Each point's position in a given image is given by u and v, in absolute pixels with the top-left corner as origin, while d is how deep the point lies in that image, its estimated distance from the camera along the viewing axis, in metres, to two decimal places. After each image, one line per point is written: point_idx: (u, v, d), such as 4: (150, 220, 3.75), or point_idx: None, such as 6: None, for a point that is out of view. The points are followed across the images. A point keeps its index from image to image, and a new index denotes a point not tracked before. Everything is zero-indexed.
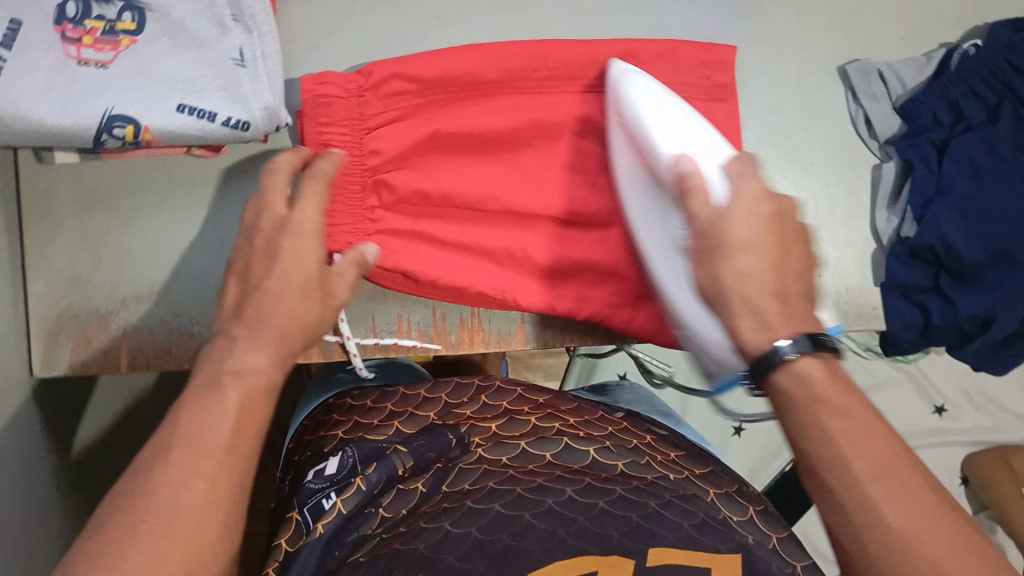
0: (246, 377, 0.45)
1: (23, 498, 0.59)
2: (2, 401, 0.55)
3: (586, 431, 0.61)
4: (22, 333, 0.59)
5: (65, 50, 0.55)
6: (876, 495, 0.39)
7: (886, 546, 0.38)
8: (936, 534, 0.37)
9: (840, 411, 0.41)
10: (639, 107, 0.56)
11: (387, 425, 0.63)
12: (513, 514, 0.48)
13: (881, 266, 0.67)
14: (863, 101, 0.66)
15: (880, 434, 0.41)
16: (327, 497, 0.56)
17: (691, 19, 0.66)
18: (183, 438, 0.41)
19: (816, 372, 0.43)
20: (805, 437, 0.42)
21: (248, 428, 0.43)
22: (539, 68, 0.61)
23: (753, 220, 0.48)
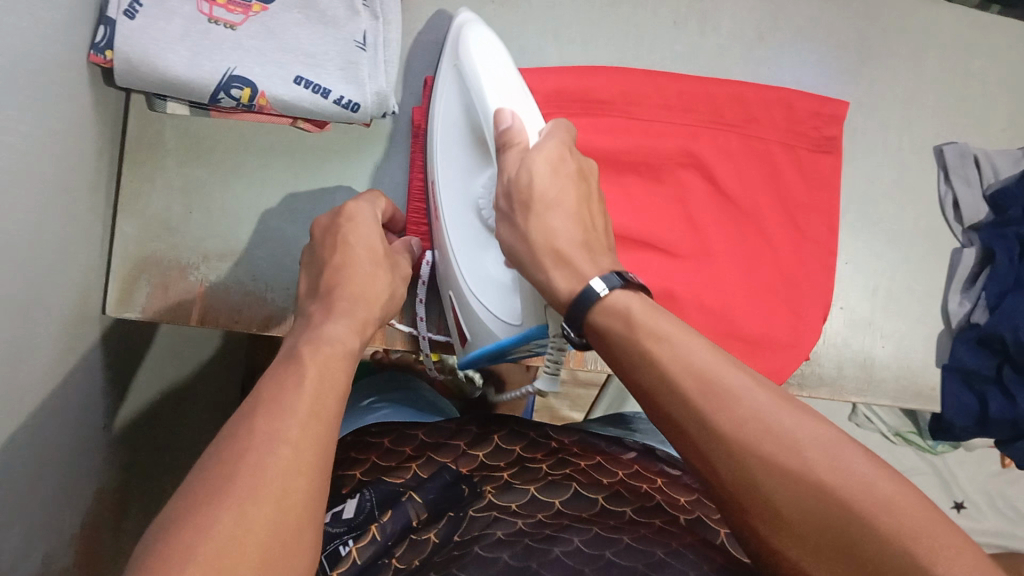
0: (326, 345, 0.48)
1: (74, 430, 0.60)
2: (76, 330, 0.56)
3: (596, 476, 0.61)
4: (105, 269, 0.60)
5: (199, 6, 0.56)
6: (707, 411, 0.40)
7: (728, 456, 0.39)
8: (767, 433, 0.38)
9: (655, 338, 0.43)
10: (472, 55, 0.55)
11: (405, 468, 0.62)
12: (521, 565, 0.47)
13: (945, 349, 0.67)
14: (955, 184, 0.67)
15: (701, 348, 0.43)
16: (344, 543, 0.55)
17: (802, 77, 0.67)
18: (267, 406, 0.42)
19: (634, 304, 0.46)
20: (639, 371, 0.44)
21: (326, 396, 0.44)
22: (655, 97, 0.64)
23: (560, 178, 0.52)
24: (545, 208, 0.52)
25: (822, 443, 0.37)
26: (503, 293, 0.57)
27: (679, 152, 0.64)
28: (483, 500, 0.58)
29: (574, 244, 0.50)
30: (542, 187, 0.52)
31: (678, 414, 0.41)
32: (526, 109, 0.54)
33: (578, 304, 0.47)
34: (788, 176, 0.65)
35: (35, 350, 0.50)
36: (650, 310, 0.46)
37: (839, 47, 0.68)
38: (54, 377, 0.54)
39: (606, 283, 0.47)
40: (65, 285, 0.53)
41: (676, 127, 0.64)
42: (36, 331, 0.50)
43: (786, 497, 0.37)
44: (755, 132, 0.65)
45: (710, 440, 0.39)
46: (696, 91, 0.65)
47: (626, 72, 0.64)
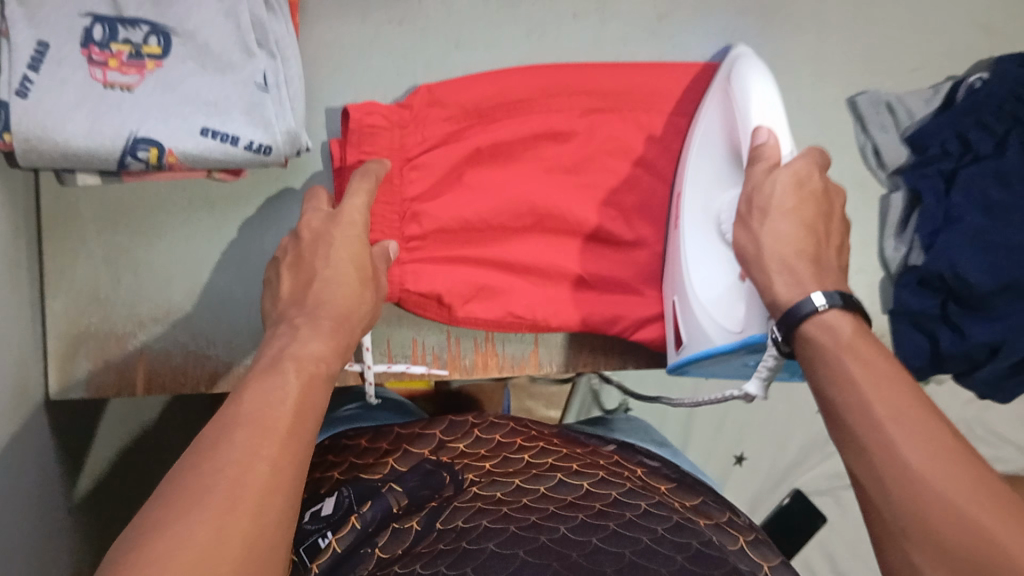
0: (306, 362, 0.45)
1: (37, 516, 0.59)
2: (19, 418, 0.55)
3: (580, 465, 0.61)
4: (41, 352, 0.59)
5: (92, 72, 0.56)
6: (896, 435, 0.39)
7: (904, 481, 0.37)
8: (953, 471, 0.37)
9: (864, 360, 0.43)
10: (748, 81, 0.57)
11: (381, 465, 0.64)
12: (508, 551, 0.47)
13: (889, 294, 0.68)
14: (872, 132, 0.68)
15: (903, 380, 0.42)
16: (323, 537, 0.56)
17: (708, 50, 0.68)
18: (248, 417, 0.39)
19: (843, 327, 0.45)
20: (827, 383, 0.44)
21: (305, 408, 0.42)
22: (571, 90, 0.64)
23: (797, 190, 0.51)
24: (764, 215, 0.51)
25: (1008, 498, 0.36)
26: (733, 304, 0.55)
27: (608, 140, 0.65)
28: (467, 494, 0.58)
29: (801, 254, 0.49)
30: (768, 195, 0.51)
31: (855, 422, 0.41)
32: (784, 134, 0.54)
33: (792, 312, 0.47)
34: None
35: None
36: (862, 341, 0.44)
37: (739, 15, 0.68)
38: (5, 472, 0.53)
39: (827, 299, 0.46)
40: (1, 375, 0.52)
41: (600, 116, 0.64)
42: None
43: (946, 519, 0.36)
44: (669, 108, 0.65)
45: (882, 451, 0.39)
46: (609, 80, 0.65)
47: (535, 71, 0.64)
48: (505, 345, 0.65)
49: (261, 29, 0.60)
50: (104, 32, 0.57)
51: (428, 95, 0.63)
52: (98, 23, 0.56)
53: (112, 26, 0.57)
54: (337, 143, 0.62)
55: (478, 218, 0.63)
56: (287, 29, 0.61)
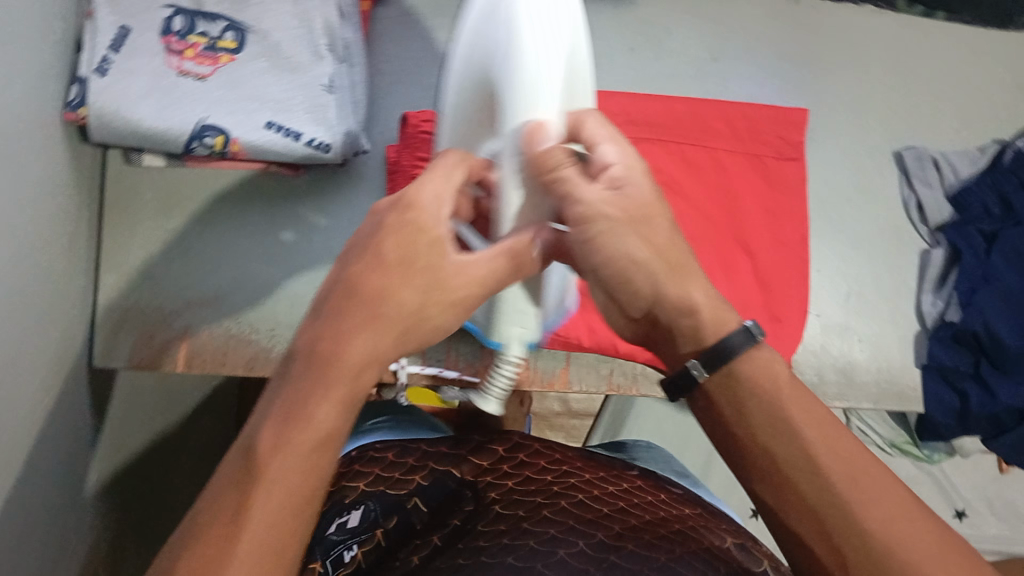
0: (300, 428, 0.35)
1: (62, 483, 0.59)
2: (57, 381, 0.56)
3: (601, 488, 0.61)
4: (88, 322, 0.60)
5: (168, 60, 0.59)
6: (852, 498, 0.36)
7: (869, 556, 0.34)
8: (915, 540, 0.34)
9: (807, 411, 0.38)
10: None
11: (409, 480, 0.64)
12: (525, 565, 0.49)
13: (921, 349, 0.66)
14: (918, 188, 0.69)
15: (835, 427, 0.38)
16: (349, 548, 0.57)
17: (758, 91, 0.69)
18: (209, 527, 0.33)
19: (777, 366, 0.40)
20: (767, 438, 0.38)
21: (286, 501, 0.34)
22: (623, 117, 0.66)
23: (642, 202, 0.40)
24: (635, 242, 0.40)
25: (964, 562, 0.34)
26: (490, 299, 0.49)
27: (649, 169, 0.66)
28: (489, 514, 0.58)
29: None
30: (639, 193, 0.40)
31: (800, 475, 0.37)
32: (554, 85, 0.38)
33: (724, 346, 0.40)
34: (755, 186, 0.66)
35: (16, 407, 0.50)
36: (797, 388, 0.39)
37: (789, 63, 0.70)
38: (35, 436, 0.53)
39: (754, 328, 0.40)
40: (46, 338, 0.53)
41: (647, 144, 0.66)
42: (16, 386, 0.49)
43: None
44: (713, 143, 0.67)
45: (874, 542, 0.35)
46: (659, 110, 0.66)
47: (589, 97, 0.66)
48: (537, 361, 0.66)
49: (332, 35, 0.62)
50: (184, 24, 0.60)
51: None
52: (178, 16, 0.60)
53: (191, 19, 0.60)
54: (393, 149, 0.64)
55: None
56: (357, 36, 0.65)
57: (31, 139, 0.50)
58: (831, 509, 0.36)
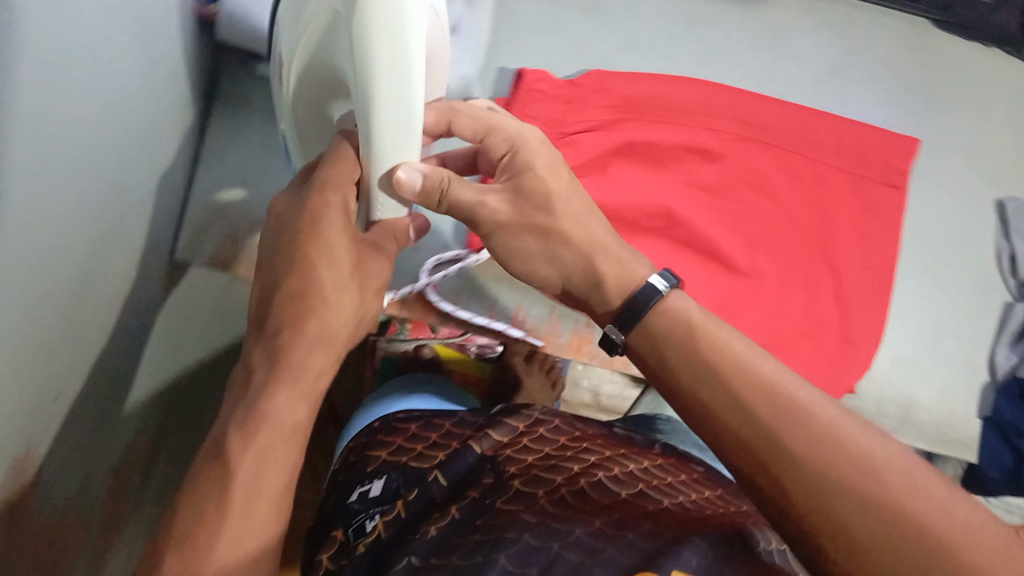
0: (262, 432, 0.39)
1: (118, 366, 0.60)
2: (134, 264, 0.57)
3: (623, 467, 0.60)
4: (174, 216, 0.61)
5: None
6: (775, 429, 0.35)
7: (822, 494, 0.33)
8: (845, 457, 0.34)
9: (719, 347, 0.39)
10: None
11: (433, 455, 0.62)
12: (540, 544, 0.48)
13: (986, 401, 0.66)
14: (1014, 238, 0.68)
15: (753, 363, 0.38)
16: (371, 518, 0.56)
17: (870, 116, 0.68)
18: (179, 537, 0.37)
19: (683, 306, 0.42)
20: (695, 390, 0.38)
21: (250, 503, 0.38)
22: (732, 115, 0.66)
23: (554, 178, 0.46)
24: (542, 237, 0.45)
25: (900, 470, 0.33)
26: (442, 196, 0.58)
27: (750, 170, 0.65)
28: (507, 491, 0.56)
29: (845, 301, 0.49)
30: (547, 181, 0.45)
31: (727, 415, 0.37)
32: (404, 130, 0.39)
33: (635, 300, 0.42)
34: (850, 207, 0.66)
35: (100, 289, 0.52)
36: (708, 323, 0.41)
37: (904, 92, 0.70)
38: (109, 322, 0.55)
39: (666, 281, 0.42)
40: (135, 217, 0.54)
41: (751, 147, 0.66)
42: (104, 269, 0.52)
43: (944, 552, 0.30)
44: (816, 155, 0.66)
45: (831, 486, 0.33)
46: (769, 115, 0.66)
47: (699, 86, 0.66)
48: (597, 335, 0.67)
49: None
50: None
51: (597, 82, 0.65)
52: None
53: None
54: (501, 103, 0.64)
55: (614, 207, 0.63)
56: None
57: (162, 37, 0.52)
58: (774, 463, 0.35)
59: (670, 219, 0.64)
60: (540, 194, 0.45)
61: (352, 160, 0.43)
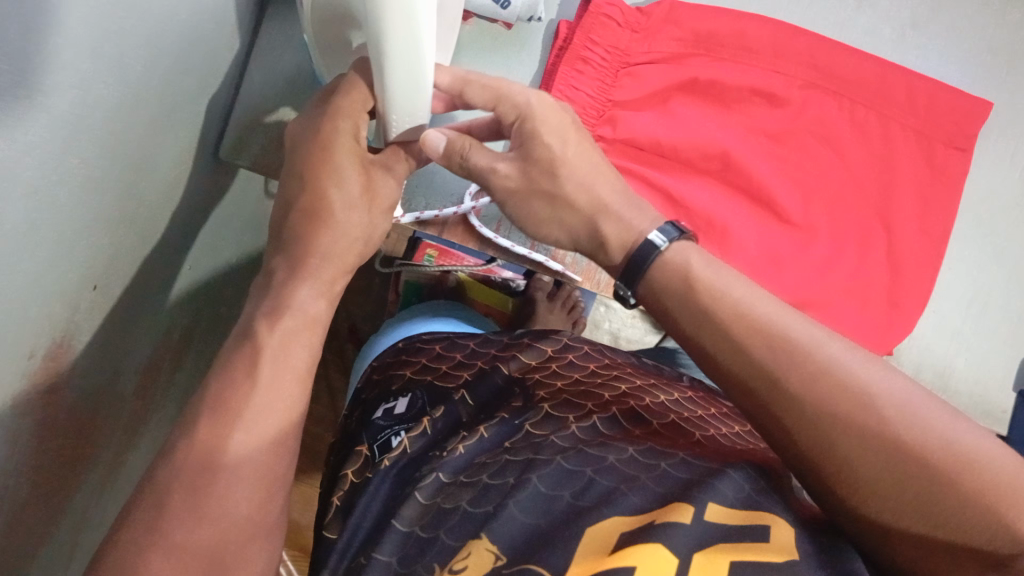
0: (282, 328, 0.42)
1: (164, 262, 0.60)
2: (186, 160, 0.56)
3: (653, 398, 0.59)
4: (224, 113, 0.59)
5: None
6: (791, 385, 0.38)
7: (853, 439, 0.36)
8: (855, 401, 0.37)
9: (721, 298, 0.42)
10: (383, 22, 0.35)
11: (458, 374, 0.62)
12: (576, 469, 0.47)
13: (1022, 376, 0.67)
14: None
15: (752, 317, 0.41)
16: (396, 434, 0.57)
17: (948, 75, 0.65)
18: (214, 408, 0.39)
19: (688, 255, 0.44)
20: (711, 350, 0.42)
21: (270, 399, 0.40)
22: (804, 58, 0.63)
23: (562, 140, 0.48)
24: (550, 203, 0.48)
25: (902, 404, 0.36)
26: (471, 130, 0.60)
27: (816, 119, 0.63)
28: (537, 415, 0.56)
29: None
30: (551, 149, 0.47)
31: (747, 375, 0.40)
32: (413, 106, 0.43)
33: (635, 258, 0.45)
34: (913, 167, 0.64)
35: (151, 183, 0.51)
36: (708, 272, 0.44)
37: (989, 53, 0.65)
38: (159, 218, 0.55)
39: (667, 234, 0.45)
40: (186, 111, 0.52)
41: (820, 95, 0.63)
42: (156, 163, 0.51)
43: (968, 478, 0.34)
44: (885, 111, 0.64)
45: (848, 429, 0.37)
46: (843, 61, 0.63)
47: (780, 25, 0.63)
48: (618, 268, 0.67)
49: None
50: None
51: (670, 11, 0.62)
52: None
53: None
54: (567, 24, 0.62)
55: (667, 145, 0.62)
56: None
57: None
58: (793, 411, 0.38)
59: (726, 163, 0.63)
60: (546, 166, 0.48)
61: (364, 92, 0.44)
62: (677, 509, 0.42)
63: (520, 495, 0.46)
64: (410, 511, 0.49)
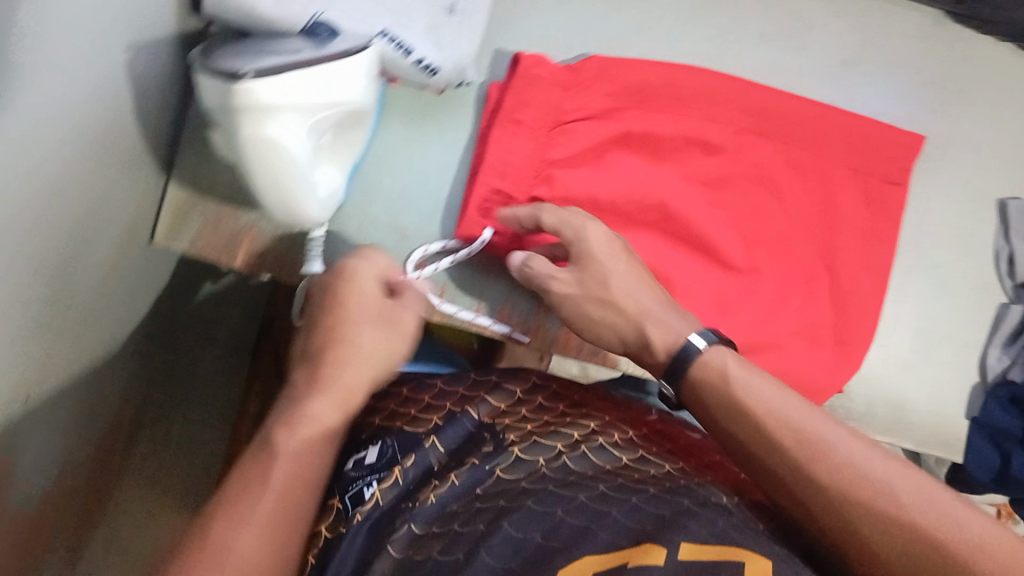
0: (303, 426, 0.44)
1: (108, 349, 0.58)
2: (121, 248, 0.55)
3: (621, 436, 0.58)
4: (156, 197, 0.59)
5: None
6: (808, 466, 0.45)
7: (847, 512, 0.44)
8: (859, 484, 0.44)
9: (756, 395, 0.49)
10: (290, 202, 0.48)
11: (427, 418, 0.60)
12: (546, 510, 0.47)
13: (977, 402, 0.66)
14: (1015, 240, 0.66)
15: (782, 416, 0.48)
16: (367, 485, 0.54)
17: (878, 107, 0.66)
18: (230, 511, 0.40)
19: (724, 356, 0.52)
20: (752, 442, 0.48)
21: (283, 505, 0.41)
22: (736, 105, 0.64)
23: (615, 258, 0.57)
24: (601, 306, 0.57)
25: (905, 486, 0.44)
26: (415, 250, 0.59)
27: (753, 164, 0.64)
28: (507, 458, 0.55)
29: None
30: (604, 267, 0.56)
31: (777, 464, 0.47)
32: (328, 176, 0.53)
33: (676, 358, 0.53)
34: (853, 203, 0.64)
35: (91, 266, 0.51)
36: (745, 369, 0.51)
37: (918, 83, 0.67)
38: (99, 301, 0.54)
39: (704, 339, 0.53)
40: (115, 201, 0.52)
41: (756, 141, 0.64)
42: (95, 242, 0.50)
43: (979, 554, 0.40)
44: (821, 153, 0.65)
45: (867, 509, 0.43)
46: (777, 104, 0.64)
47: (709, 74, 0.64)
48: None
49: None
50: None
51: (600, 66, 0.63)
52: None
53: None
54: (497, 88, 0.62)
55: (605, 201, 0.62)
56: None
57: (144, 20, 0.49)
58: (808, 487, 0.45)
59: (665, 212, 0.62)
60: (597, 276, 0.56)
61: (374, 257, 0.52)
62: (651, 551, 0.42)
63: (490, 542, 0.44)
64: (383, 564, 0.46)
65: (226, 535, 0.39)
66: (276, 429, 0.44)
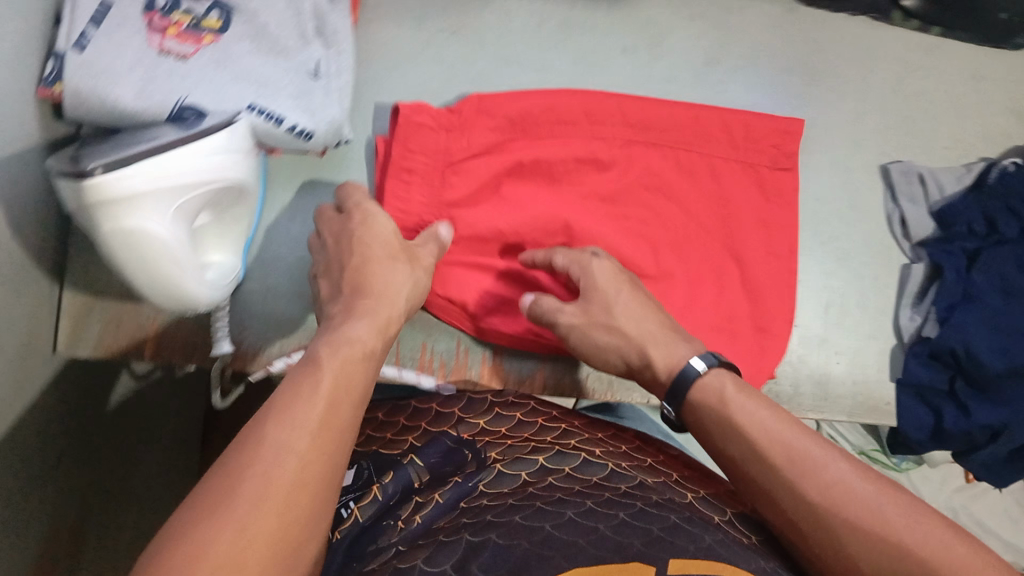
0: (341, 345, 0.46)
1: (38, 473, 0.57)
2: (27, 368, 0.54)
3: (603, 450, 0.58)
4: (55, 310, 0.59)
5: (150, 39, 0.55)
6: (800, 483, 0.46)
7: (828, 527, 0.44)
8: (850, 502, 0.44)
9: (754, 418, 0.50)
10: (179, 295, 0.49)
11: (403, 440, 0.59)
12: (533, 525, 0.45)
13: (898, 363, 0.67)
14: (902, 203, 0.68)
15: (781, 439, 0.48)
16: (345, 505, 0.54)
17: (751, 99, 0.69)
18: (281, 404, 0.40)
19: (724, 382, 0.53)
20: (749, 463, 0.49)
21: (337, 408, 0.42)
22: (616, 118, 0.65)
23: (618, 288, 0.59)
24: (607, 331, 0.58)
25: (896, 505, 0.44)
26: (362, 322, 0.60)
27: (642, 172, 0.65)
28: (490, 474, 0.54)
29: None
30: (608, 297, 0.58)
31: (770, 481, 0.47)
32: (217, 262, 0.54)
33: (679, 380, 0.54)
34: (748, 193, 0.66)
35: None
36: (744, 396, 0.51)
37: (786, 71, 0.70)
38: (16, 425, 0.53)
39: (705, 361, 0.54)
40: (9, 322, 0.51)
41: (640, 149, 0.65)
42: None
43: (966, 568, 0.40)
44: (709, 149, 0.66)
45: (851, 530, 0.43)
46: (651, 112, 0.66)
47: (584, 94, 0.65)
48: (512, 360, 0.66)
49: (320, 18, 0.61)
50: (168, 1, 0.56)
51: (476, 106, 0.63)
52: None
53: None
54: (381, 141, 0.62)
55: (506, 233, 0.63)
56: (346, 22, 0.62)
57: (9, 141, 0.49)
58: (800, 504, 0.45)
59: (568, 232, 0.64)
60: (602, 304, 0.58)
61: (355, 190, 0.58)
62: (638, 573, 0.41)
63: (481, 555, 0.42)
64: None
65: (284, 425, 0.39)
66: (319, 350, 0.46)
